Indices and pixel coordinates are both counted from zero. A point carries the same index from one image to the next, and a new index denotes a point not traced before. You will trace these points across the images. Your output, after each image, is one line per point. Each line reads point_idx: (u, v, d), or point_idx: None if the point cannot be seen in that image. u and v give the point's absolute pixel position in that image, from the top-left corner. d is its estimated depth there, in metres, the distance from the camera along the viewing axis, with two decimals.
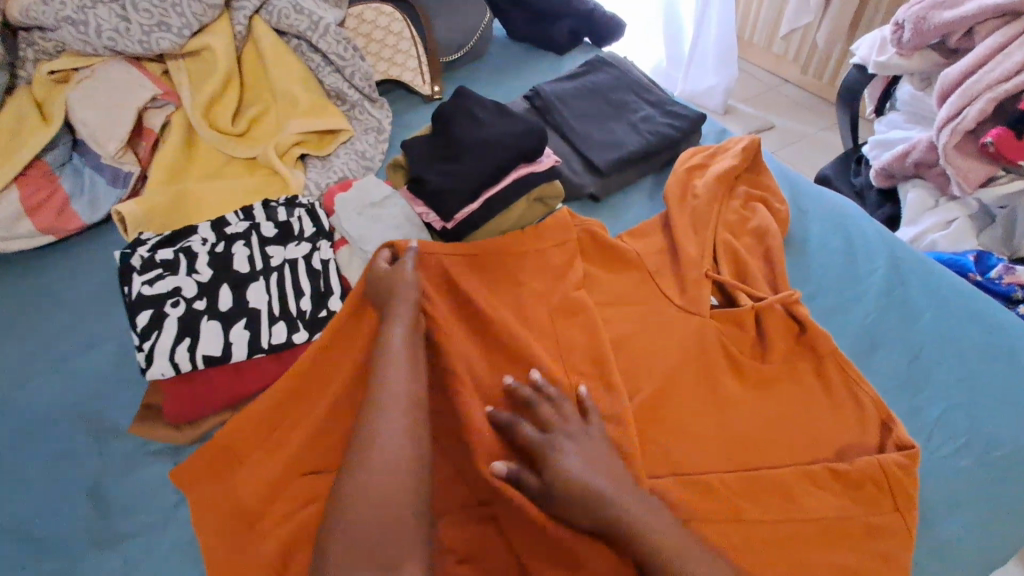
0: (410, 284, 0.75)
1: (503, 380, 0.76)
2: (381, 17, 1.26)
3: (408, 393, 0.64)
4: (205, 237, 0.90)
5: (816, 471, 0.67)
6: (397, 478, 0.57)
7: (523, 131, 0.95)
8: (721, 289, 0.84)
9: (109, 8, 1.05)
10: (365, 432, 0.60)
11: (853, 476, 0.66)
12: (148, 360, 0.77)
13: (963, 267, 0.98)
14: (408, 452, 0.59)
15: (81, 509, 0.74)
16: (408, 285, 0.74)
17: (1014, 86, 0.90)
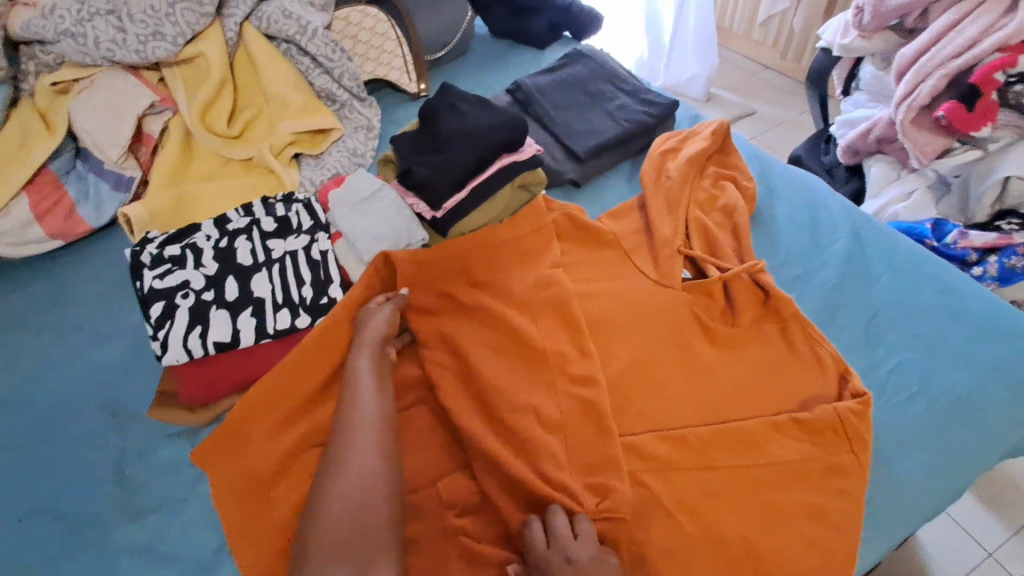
0: (381, 316, 0.83)
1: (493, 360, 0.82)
2: (366, 19, 1.31)
3: (371, 421, 0.74)
4: (209, 233, 0.94)
5: (780, 422, 0.73)
6: (359, 496, 0.68)
7: (505, 122, 1.01)
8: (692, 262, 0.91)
9: (106, 20, 1.10)
10: (333, 461, 0.71)
11: (815, 425, 0.72)
12: (163, 347, 0.82)
13: (921, 234, 1.03)
14: (371, 473, 0.70)
15: (106, 487, 0.80)
16: (379, 319, 0.83)
17: (965, 62, 0.96)
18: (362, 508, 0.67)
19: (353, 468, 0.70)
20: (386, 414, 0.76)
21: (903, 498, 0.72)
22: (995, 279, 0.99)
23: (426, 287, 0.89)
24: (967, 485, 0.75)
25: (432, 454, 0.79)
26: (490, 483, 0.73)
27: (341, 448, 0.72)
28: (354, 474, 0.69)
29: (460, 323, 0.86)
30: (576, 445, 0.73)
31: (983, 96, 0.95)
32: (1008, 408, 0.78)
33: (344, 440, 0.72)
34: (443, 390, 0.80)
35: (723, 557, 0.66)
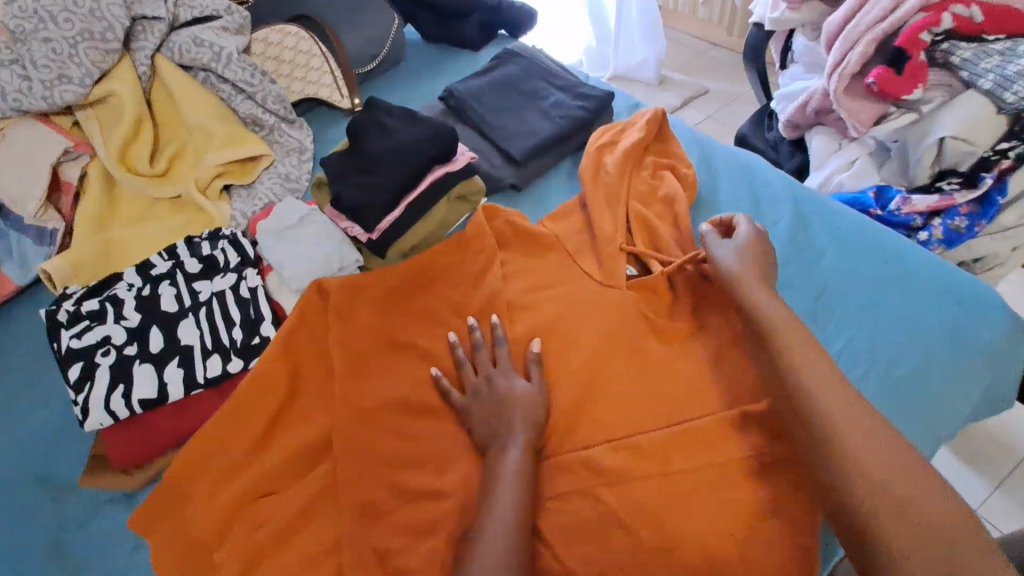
0: (523, 395, 0.76)
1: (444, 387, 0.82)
2: (288, 38, 1.27)
3: (505, 531, 0.64)
4: (131, 282, 0.89)
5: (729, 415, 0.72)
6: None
7: (432, 135, 0.98)
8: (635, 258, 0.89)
9: (9, 70, 1.04)
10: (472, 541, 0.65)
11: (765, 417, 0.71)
12: (84, 412, 0.77)
13: (865, 204, 1.02)
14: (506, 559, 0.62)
15: (44, 566, 0.75)
16: (522, 395, 0.76)
17: (889, 26, 0.95)
18: None
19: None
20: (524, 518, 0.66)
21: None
22: (941, 242, 0.97)
23: (358, 304, 0.87)
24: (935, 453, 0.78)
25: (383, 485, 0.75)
26: (498, 515, 0.66)
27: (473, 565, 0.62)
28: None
29: (403, 357, 0.85)
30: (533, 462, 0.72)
31: (911, 59, 0.94)
32: (959, 373, 0.77)
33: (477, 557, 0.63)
34: (396, 424, 0.80)
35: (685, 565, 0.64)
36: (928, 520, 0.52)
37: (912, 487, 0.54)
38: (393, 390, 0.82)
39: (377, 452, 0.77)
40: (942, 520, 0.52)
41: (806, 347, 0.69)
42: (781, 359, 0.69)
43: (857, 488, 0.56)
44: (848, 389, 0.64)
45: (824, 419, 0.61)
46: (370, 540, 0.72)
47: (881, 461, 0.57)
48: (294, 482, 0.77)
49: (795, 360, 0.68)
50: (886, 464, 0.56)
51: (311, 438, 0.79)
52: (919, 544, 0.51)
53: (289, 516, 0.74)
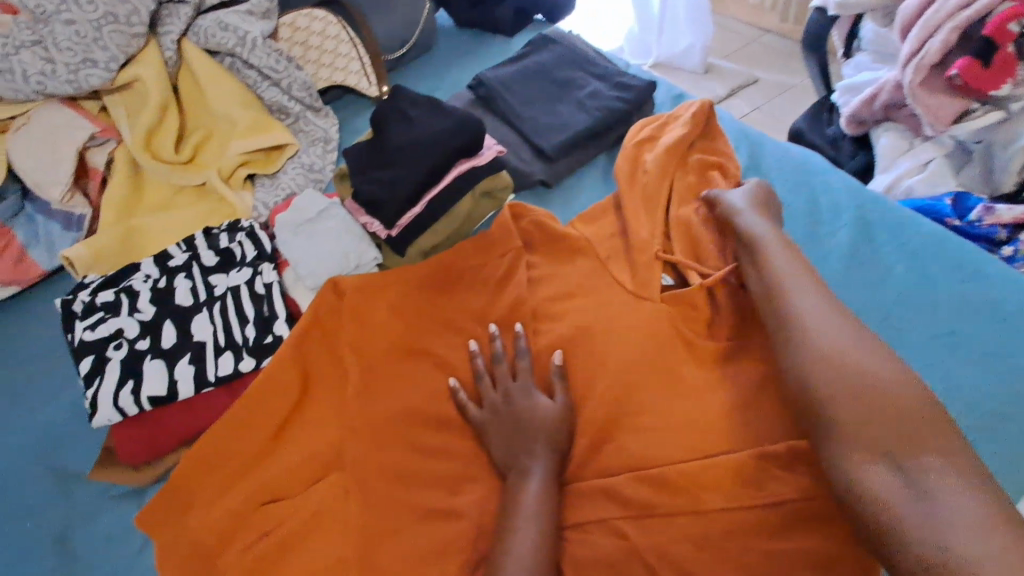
0: (544, 412, 0.71)
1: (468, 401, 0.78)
2: (315, 22, 1.22)
3: (523, 563, 0.61)
4: (148, 273, 0.87)
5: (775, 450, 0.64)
6: None
7: (458, 127, 0.92)
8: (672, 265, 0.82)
9: (31, 51, 1.03)
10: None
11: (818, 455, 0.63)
12: (93, 407, 0.75)
13: (940, 213, 0.90)
14: None
15: (51, 560, 0.74)
16: (540, 412, 0.71)
17: (976, 12, 0.84)
18: None
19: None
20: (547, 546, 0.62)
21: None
22: None
23: (376, 306, 0.83)
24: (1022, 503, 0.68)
25: (393, 503, 0.70)
26: (518, 547, 0.62)
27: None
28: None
29: (420, 366, 0.80)
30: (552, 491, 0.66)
31: (1000, 50, 0.83)
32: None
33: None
34: (409, 436, 0.75)
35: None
36: (895, 432, 0.53)
37: (883, 398, 0.55)
38: (407, 400, 0.77)
39: (386, 466, 0.72)
40: (908, 429, 0.53)
41: (798, 274, 0.69)
42: (772, 286, 0.69)
43: (831, 404, 0.57)
44: (830, 308, 0.65)
45: (800, 338, 0.63)
46: (376, 562, 0.67)
47: (857, 375, 0.57)
48: (300, 491, 0.73)
49: (782, 285, 0.69)
50: (853, 375, 0.58)
51: (320, 448, 0.75)
52: (882, 449, 0.53)
53: (293, 529, 0.70)
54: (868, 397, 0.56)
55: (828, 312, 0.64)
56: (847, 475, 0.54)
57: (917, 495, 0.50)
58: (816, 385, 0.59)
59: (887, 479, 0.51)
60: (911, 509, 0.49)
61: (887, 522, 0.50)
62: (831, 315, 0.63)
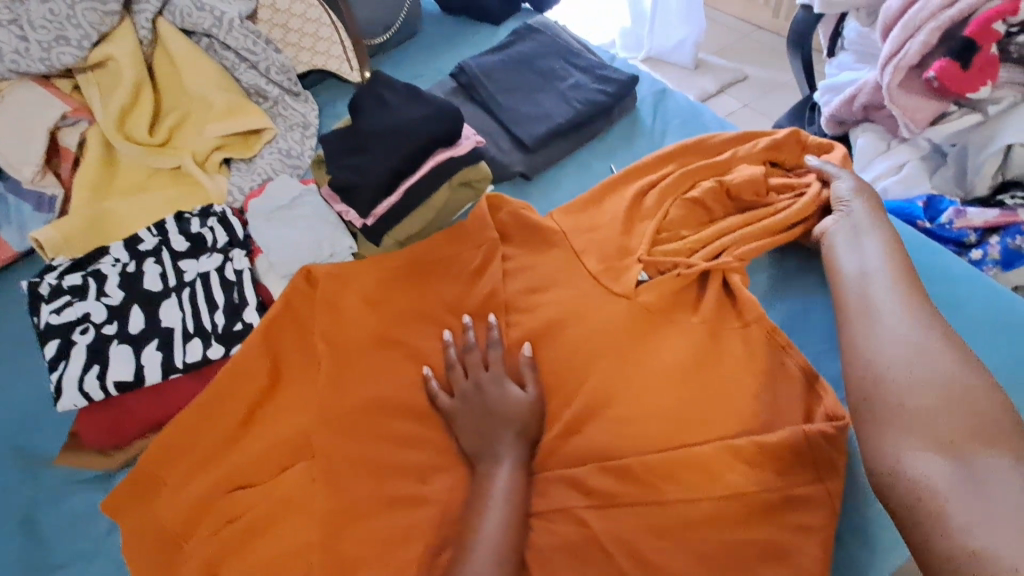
0: (515, 401, 0.71)
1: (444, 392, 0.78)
2: (296, 5, 1.19)
3: (489, 552, 0.61)
4: (118, 257, 0.86)
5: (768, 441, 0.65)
6: None
7: (435, 115, 0.91)
8: (653, 265, 0.79)
9: (7, 30, 1.01)
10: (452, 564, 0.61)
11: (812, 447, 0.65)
12: (58, 391, 0.74)
13: (912, 215, 0.91)
14: None
15: (14, 543, 0.73)
16: (508, 402, 0.71)
17: (958, 13, 0.84)
18: None
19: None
20: (512, 533, 0.63)
21: (863, 513, 0.68)
22: (997, 262, 0.86)
23: (352, 294, 0.83)
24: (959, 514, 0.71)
25: (362, 491, 0.70)
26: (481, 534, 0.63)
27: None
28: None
29: (392, 358, 0.80)
30: (520, 482, 0.66)
31: (982, 50, 0.82)
32: None
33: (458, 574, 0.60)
34: (379, 425, 0.75)
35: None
36: (965, 427, 0.55)
37: (960, 396, 0.57)
38: (380, 390, 0.77)
39: (357, 453, 0.72)
40: (980, 428, 0.55)
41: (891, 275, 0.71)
42: (863, 280, 0.72)
43: (897, 389, 0.60)
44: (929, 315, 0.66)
45: (877, 328, 0.66)
46: (346, 547, 0.67)
47: (942, 375, 0.59)
48: (268, 478, 0.73)
49: (873, 282, 0.71)
50: (931, 372, 0.60)
51: (291, 436, 0.75)
52: (941, 439, 0.55)
53: (261, 515, 0.70)
54: (942, 393, 0.58)
55: (917, 315, 0.66)
56: (894, 452, 0.56)
57: (972, 481, 0.51)
58: (887, 371, 0.62)
59: (942, 464, 0.53)
60: (965, 492, 0.51)
61: (929, 498, 0.52)
62: (925, 320, 0.65)
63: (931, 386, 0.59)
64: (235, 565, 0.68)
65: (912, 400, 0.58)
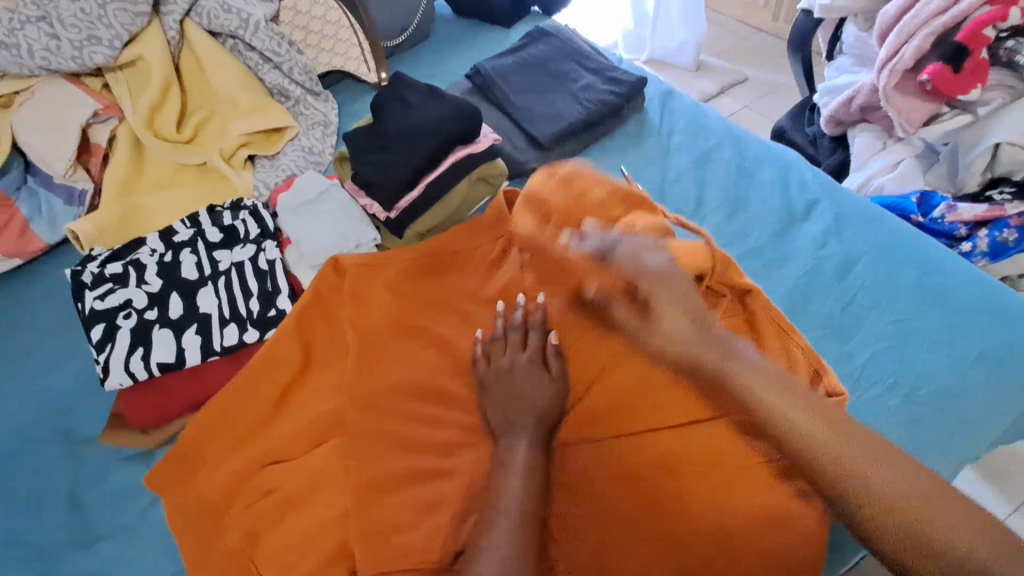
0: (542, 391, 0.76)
1: (466, 375, 0.82)
2: (316, 7, 1.24)
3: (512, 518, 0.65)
4: (154, 248, 0.90)
5: (750, 493, 0.68)
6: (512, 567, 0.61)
7: (455, 113, 0.96)
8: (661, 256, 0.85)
9: (38, 28, 1.05)
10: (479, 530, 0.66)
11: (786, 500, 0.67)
12: (105, 371, 0.79)
13: (906, 209, 0.96)
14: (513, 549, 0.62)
15: (60, 515, 0.78)
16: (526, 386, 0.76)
17: (949, 20, 0.89)
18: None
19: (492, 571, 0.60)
20: (534, 499, 0.68)
21: None
22: (985, 254, 0.91)
23: (375, 283, 0.87)
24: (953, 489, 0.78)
25: (387, 465, 0.74)
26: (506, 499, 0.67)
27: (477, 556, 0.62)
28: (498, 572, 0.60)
29: (416, 345, 0.84)
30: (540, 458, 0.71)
31: (972, 55, 0.88)
32: (978, 403, 0.72)
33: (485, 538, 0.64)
34: (404, 406, 0.79)
35: (676, 559, 0.65)
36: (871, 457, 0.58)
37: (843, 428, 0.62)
38: (406, 374, 0.81)
39: (384, 431, 0.77)
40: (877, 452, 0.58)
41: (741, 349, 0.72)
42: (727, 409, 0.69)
43: (830, 452, 0.59)
44: (780, 380, 0.68)
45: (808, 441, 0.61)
46: (375, 516, 0.71)
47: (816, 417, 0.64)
48: (303, 454, 0.78)
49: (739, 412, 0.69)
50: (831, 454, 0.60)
51: (323, 416, 0.79)
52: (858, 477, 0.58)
53: (296, 488, 0.74)
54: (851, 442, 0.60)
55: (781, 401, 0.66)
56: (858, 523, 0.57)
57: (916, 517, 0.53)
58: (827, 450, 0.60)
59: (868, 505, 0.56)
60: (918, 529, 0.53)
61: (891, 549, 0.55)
62: (777, 382, 0.68)
63: (845, 435, 0.61)
64: (273, 534, 0.72)
65: (874, 471, 0.57)
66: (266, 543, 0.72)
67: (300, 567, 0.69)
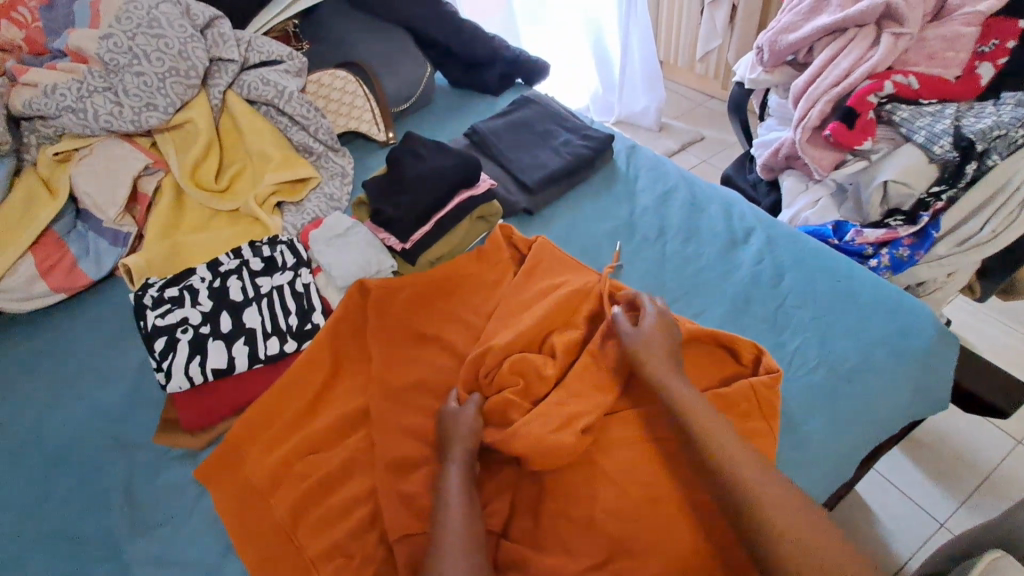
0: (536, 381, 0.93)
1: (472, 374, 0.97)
2: (337, 81, 1.48)
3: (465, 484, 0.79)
4: (203, 276, 1.07)
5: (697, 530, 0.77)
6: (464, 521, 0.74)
7: (459, 163, 1.17)
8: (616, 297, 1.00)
9: (104, 97, 1.24)
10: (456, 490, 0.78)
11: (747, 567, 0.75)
12: (167, 376, 0.94)
13: (824, 235, 1.18)
14: (469, 511, 0.76)
15: (117, 507, 0.89)
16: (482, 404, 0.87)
17: (842, 90, 1.16)
18: (470, 533, 0.73)
19: (453, 525, 0.74)
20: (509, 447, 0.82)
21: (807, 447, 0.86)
22: (889, 268, 1.13)
23: (391, 304, 1.03)
24: (867, 456, 0.98)
25: (407, 449, 0.88)
26: (450, 480, 0.79)
27: (447, 509, 0.75)
28: (462, 524, 0.74)
29: (430, 352, 1.00)
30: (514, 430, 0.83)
31: (861, 116, 1.13)
32: (885, 379, 0.92)
33: (447, 490, 0.78)
34: (422, 403, 0.93)
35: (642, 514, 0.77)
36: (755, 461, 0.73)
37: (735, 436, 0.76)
38: (422, 377, 0.96)
39: (404, 423, 0.90)
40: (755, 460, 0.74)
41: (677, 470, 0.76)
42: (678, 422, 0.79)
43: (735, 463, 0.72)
44: (755, 459, 0.73)
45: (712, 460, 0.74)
46: (400, 490, 0.84)
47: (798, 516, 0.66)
48: (334, 445, 0.91)
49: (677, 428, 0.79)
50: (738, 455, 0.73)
51: (351, 412, 0.93)
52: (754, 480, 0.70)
53: (331, 471, 0.87)
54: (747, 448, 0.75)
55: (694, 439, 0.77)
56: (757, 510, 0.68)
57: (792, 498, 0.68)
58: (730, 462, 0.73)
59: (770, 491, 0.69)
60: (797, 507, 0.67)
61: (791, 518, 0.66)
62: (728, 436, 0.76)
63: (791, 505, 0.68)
64: (311, 514, 0.84)
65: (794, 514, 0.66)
66: (305, 521, 0.83)
67: (337, 535, 0.81)
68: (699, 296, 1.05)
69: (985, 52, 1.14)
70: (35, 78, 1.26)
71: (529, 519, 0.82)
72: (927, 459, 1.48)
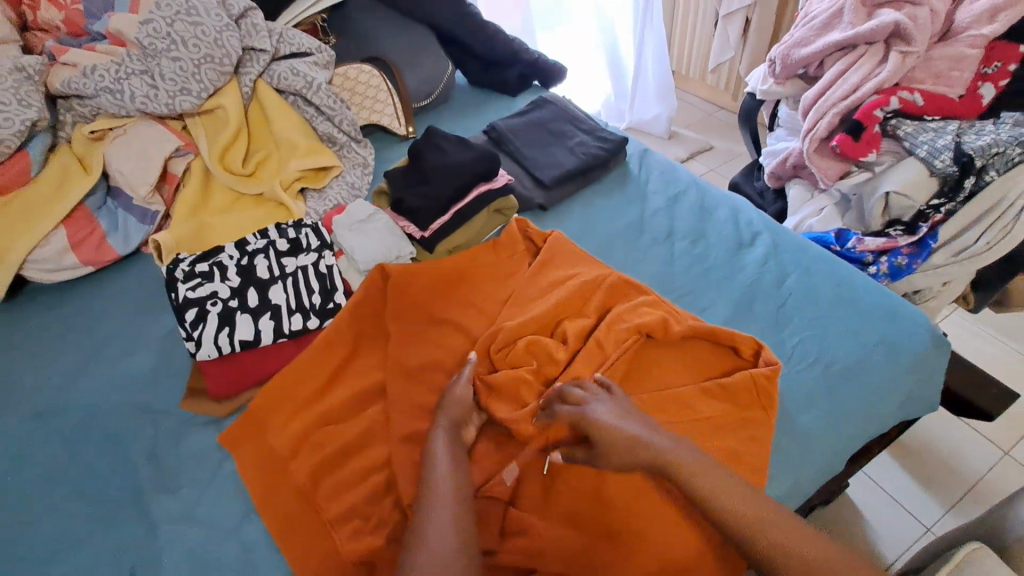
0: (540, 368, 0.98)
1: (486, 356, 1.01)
2: (362, 74, 1.53)
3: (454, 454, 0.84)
4: (232, 253, 1.12)
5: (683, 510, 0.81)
6: (457, 486, 0.80)
7: (478, 158, 1.22)
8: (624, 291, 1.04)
9: (141, 79, 1.29)
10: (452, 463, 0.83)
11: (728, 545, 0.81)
12: (197, 345, 0.98)
13: (827, 242, 1.23)
14: (461, 481, 0.81)
15: (144, 469, 0.93)
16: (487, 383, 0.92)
17: (849, 104, 1.21)
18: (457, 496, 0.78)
19: (446, 486, 0.79)
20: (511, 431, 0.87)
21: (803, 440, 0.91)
22: (887, 275, 1.18)
23: (411, 286, 1.07)
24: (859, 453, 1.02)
25: (416, 421, 0.93)
26: (438, 447, 0.84)
27: (433, 474, 0.81)
28: (450, 487, 0.79)
29: (446, 333, 1.04)
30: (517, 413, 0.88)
31: (867, 129, 1.17)
32: (882, 379, 0.96)
33: (438, 455, 0.83)
34: (436, 380, 0.98)
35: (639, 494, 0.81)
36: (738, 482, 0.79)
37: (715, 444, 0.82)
38: (437, 355, 1.01)
39: (418, 399, 0.95)
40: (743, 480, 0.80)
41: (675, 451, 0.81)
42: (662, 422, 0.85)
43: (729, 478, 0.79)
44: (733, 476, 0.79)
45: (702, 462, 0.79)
46: (412, 460, 0.88)
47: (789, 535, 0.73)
48: (352, 416, 0.95)
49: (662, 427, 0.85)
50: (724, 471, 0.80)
51: (369, 386, 0.98)
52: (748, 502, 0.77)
53: (348, 440, 0.91)
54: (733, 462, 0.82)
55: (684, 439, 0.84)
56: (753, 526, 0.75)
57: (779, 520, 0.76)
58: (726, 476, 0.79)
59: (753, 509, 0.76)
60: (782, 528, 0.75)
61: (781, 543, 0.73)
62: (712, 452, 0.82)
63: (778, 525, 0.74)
64: (329, 478, 0.88)
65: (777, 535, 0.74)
66: (323, 485, 0.87)
67: (353, 498, 0.86)
68: (705, 294, 1.10)
69: (988, 73, 1.19)
70: (75, 59, 1.31)
71: (538, 493, 0.85)
72: (919, 466, 1.52)
